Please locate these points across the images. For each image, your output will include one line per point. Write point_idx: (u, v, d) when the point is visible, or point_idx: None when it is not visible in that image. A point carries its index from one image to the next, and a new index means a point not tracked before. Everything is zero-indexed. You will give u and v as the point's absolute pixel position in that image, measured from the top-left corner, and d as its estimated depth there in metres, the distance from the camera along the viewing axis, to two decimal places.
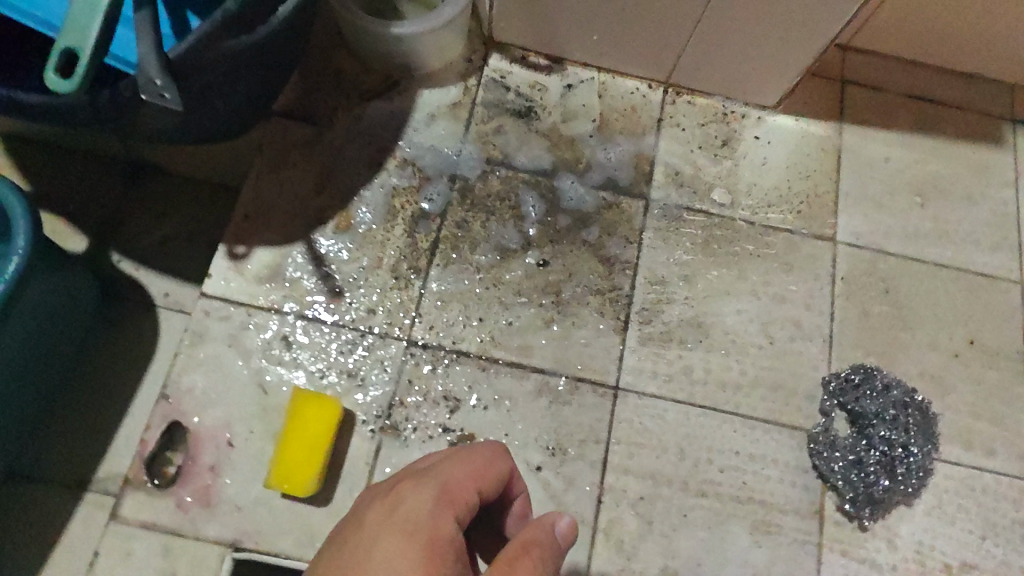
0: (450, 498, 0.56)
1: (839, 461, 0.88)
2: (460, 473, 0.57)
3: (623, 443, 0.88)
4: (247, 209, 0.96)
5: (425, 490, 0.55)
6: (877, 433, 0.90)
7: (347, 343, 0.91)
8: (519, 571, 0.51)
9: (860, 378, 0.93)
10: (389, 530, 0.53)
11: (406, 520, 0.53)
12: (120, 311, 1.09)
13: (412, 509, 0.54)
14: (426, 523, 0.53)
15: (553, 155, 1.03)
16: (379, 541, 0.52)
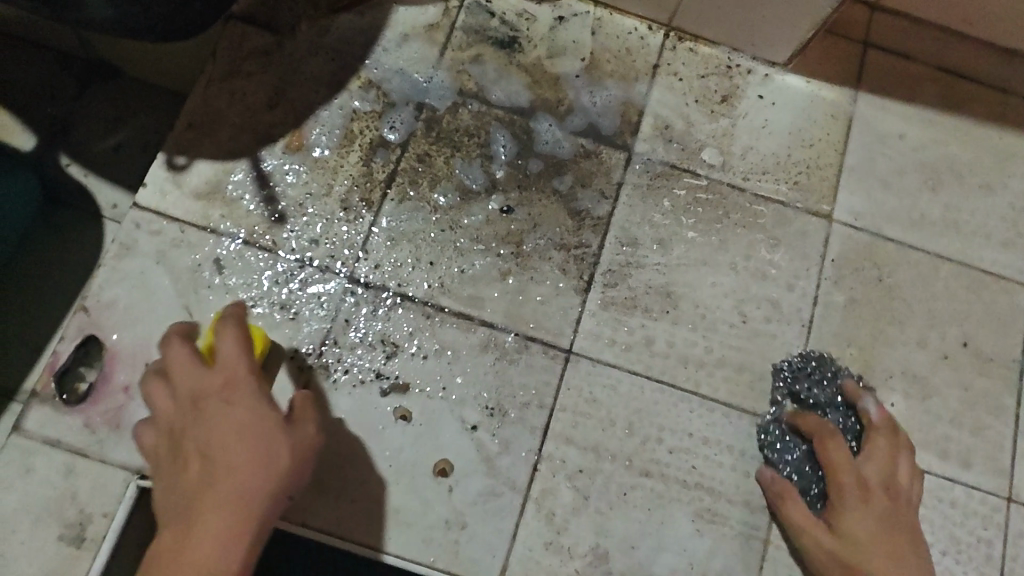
0: (231, 372, 0.65)
1: (790, 452, 0.83)
2: (231, 345, 0.66)
3: (569, 411, 0.82)
4: (193, 117, 0.88)
5: (235, 378, 0.64)
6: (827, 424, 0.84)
7: (285, 272, 0.84)
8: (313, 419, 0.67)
9: (814, 364, 0.86)
10: (220, 418, 0.61)
11: (221, 409, 0.62)
12: (64, 218, 1.03)
13: (200, 399, 0.63)
14: (246, 399, 0.63)
15: (533, 93, 0.93)
16: (202, 431, 0.61)
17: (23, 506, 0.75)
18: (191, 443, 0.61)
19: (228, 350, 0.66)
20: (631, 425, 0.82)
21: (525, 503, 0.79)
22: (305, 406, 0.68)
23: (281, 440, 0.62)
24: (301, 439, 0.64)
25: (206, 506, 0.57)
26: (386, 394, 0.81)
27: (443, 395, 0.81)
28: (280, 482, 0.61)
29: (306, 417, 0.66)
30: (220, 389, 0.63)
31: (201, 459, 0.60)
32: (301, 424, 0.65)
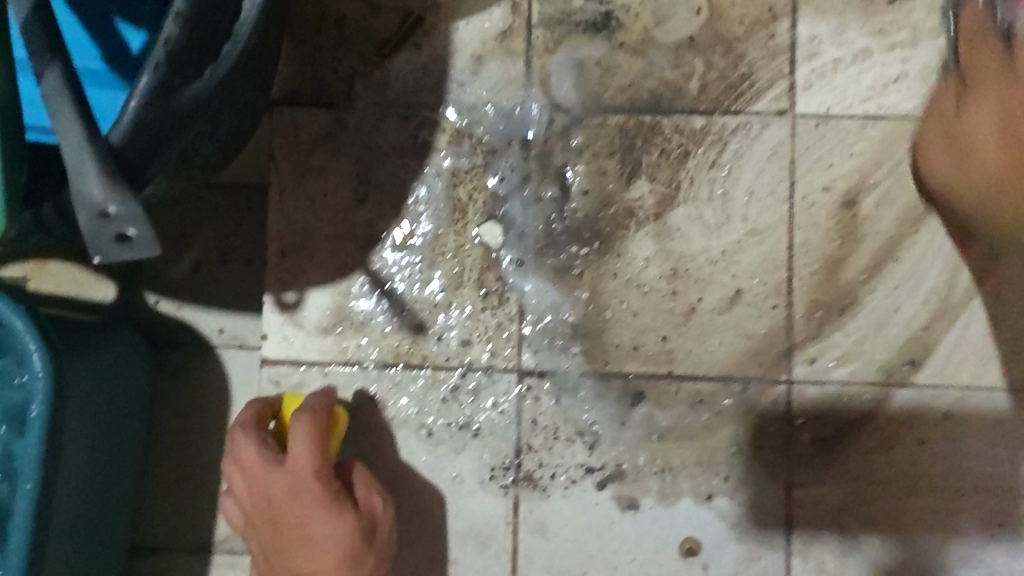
0: (286, 474, 0.67)
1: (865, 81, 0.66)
2: (301, 444, 0.66)
3: (804, 446, 0.73)
4: (283, 243, 0.76)
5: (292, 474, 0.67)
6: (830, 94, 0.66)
7: (449, 388, 0.74)
8: (313, 519, 0.68)
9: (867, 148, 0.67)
10: (300, 519, 0.68)
11: (299, 521, 0.68)
12: (180, 359, 0.96)
13: (276, 510, 0.68)
14: (298, 475, 0.67)
15: (652, 78, 0.75)
16: (300, 529, 0.68)
17: None
18: (282, 551, 0.69)
19: (298, 451, 0.67)
20: (882, 444, 0.72)
21: (791, 560, 0.72)
22: (362, 485, 0.70)
23: (342, 538, 0.67)
24: (381, 525, 0.70)
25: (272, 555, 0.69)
26: (601, 485, 0.74)
27: (665, 470, 0.73)
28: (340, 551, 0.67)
29: (366, 495, 0.70)
30: (276, 501, 0.67)
31: (268, 521, 0.69)
32: (356, 505, 0.69)
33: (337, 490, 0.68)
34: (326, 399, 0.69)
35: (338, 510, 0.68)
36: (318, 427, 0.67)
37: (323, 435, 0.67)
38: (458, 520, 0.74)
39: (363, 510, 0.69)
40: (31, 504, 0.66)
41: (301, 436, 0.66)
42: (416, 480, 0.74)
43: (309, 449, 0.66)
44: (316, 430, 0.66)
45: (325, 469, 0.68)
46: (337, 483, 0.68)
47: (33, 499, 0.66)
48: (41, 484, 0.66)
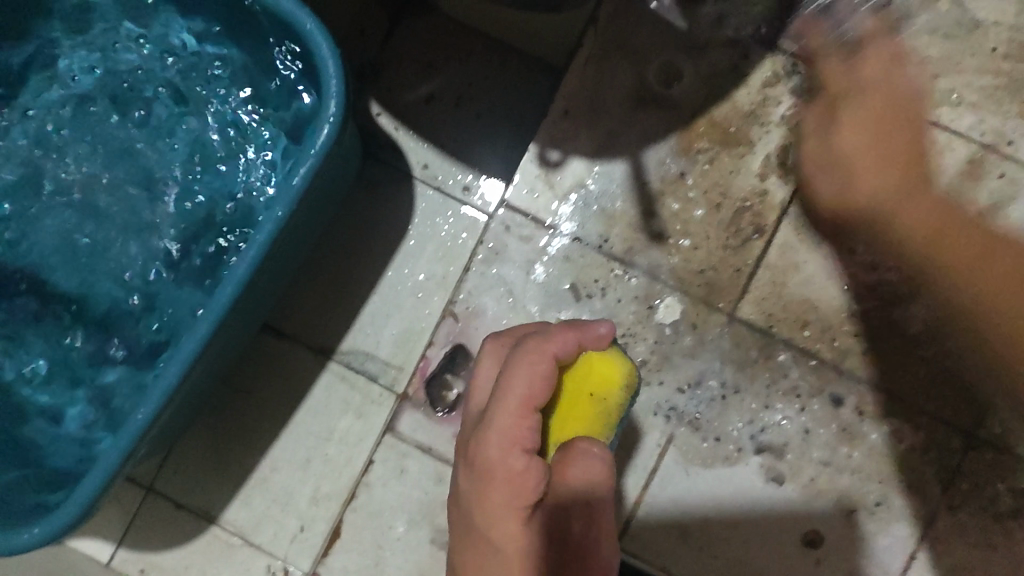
0: (520, 418, 0.55)
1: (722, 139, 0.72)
2: (523, 381, 0.55)
3: (959, 498, 0.73)
4: (569, 104, 0.77)
5: (479, 437, 0.55)
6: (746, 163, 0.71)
7: (661, 302, 0.76)
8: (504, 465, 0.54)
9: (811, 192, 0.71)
10: (503, 467, 0.54)
11: (496, 493, 0.55)
12: (379, 174, 0.98)
13: (477, 446, 0.56)
14: (518, 418, 0.55)
15: (976, 106, 0.75)
16: (471, 512, 0.57)
17: (399, 505, 0.76)
18: (486, 491, 0.55)
19: (521, 385, 0.55)
20: None
21: None
22: (566, 496, 0.55)
23: (512, 555, 0.54)
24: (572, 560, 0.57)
25: (472, 525, 0.56)
26: (758, 452, 0.75)
27: (822, 462, 0.74)
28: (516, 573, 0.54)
29: (570, 503, 0.56)
30: (483, 443, 0.55)
31: (474, 463, 0.56)
32: (541, 520, 0.55)
33: (528, 488, 0.54)
34: (571, 350, 0.56)
35: (515, 519, 0.54)
36: (542, 376, 0.55)
37: (537, 394, 0.55)
38: None
39: (553, 525, 0.55)
40: (275, 227, 0.69)
41: (524, 378, 0.55)
42: None
43: (515, 407, 0.55)
44: (537, 385, 0.55)
45: (524, 443, 0.55)
46: (539, 466, 0.55)
47: (278, 225, 0.69)
48: (289, 215, 0.69)
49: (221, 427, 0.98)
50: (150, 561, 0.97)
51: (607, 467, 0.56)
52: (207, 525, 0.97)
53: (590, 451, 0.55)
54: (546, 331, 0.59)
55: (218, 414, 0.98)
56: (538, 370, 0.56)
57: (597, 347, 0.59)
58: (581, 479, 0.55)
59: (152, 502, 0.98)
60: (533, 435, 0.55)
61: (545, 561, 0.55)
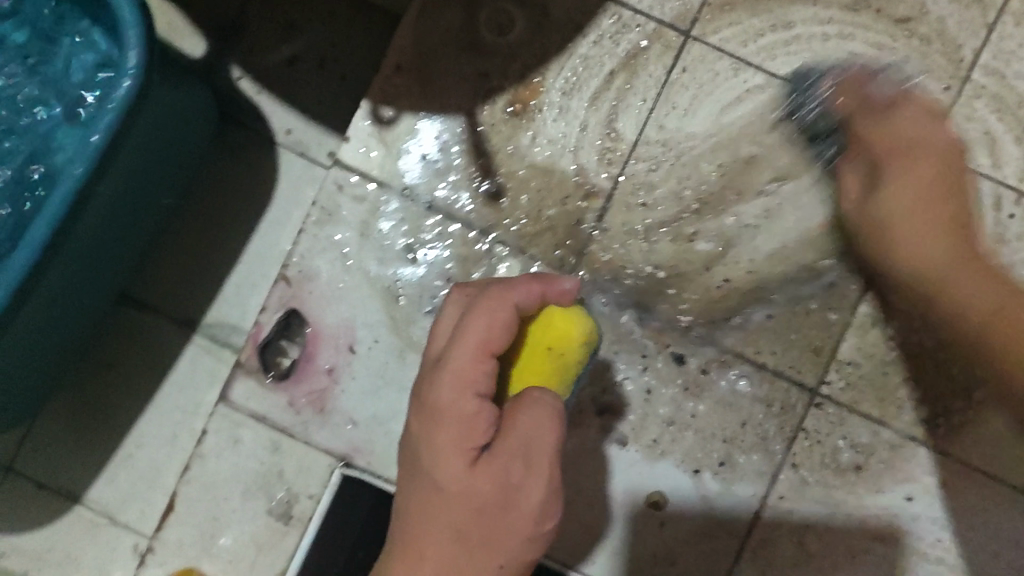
0: (472, 363, 0.55)
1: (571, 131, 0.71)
2: (476, 323, 0.56)
3: (802, 457, 0.72)
4: (401, 58, 0.73)
5: (433, 377, 0.55)
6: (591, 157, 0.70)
7: (500, 263, 0.73)
8: (454, 407, 0.55)
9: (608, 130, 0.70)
10: (453, 407, 0.55)
11: (445, 431, 0.54)
12: (239, 140, 0.94)
13: (431, 381, 0.56)
14: (470, 362, 0.55)
15: (818, 56, 0.73)
16: (416, 453, 0.56)
17: (234, 475, 0.74)
18: (436, 430, 0.55)
19: (475, 326, 0.56)
20: (874, 486, 0.72)
21: (742, 551, 0.72)
22: (513, 443, 0.53)
23: (455, 496, 0.53)
24: (513, 509, 0.53)
25: (419, 469, 0.56)
26: (599, 413, 0.73)
27: (664, 423, 0.73)
28: (456, 516, 0.54)
29: (517, 451, 0.54)
30: (435, 380, 0.56)
31: (425, 405, 0.56)
32: (485, 464, 0.53)
33: (478, 431, 0.54)
34: (531, 300, 0.57)
35: (462, 460, 0.54)
36: (497, 321, 0.56)
37: (493, 338, 0.55)
38: None
39: (498, 474, 0.54)
40: (74, 186, 0.68)
41: (479, 319, 0.56)
42: None
43: (469, 350, 0.55)
44: (488, 331, 0.56)
45: (476, 385, 0.55)
46: (490, 413, 0.55)
47: (76, 182, 0.68)
48: (90, 171, 0.68)
49: (83, 401, 0.95)
50: (11, 542, 0.94)
51: (556, 414, 0.55)
52: (71, 505, 0.94)
53: (540, 399, 0.55)
54: (511, 282, 0.59)
55: (81, 389, 0.96)
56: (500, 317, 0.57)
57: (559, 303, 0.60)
58: (530, 423, 0.54)
59: (12, 482, 0.95)
60: (486, 381, 0.56)
61: (491, 508, 0.53)
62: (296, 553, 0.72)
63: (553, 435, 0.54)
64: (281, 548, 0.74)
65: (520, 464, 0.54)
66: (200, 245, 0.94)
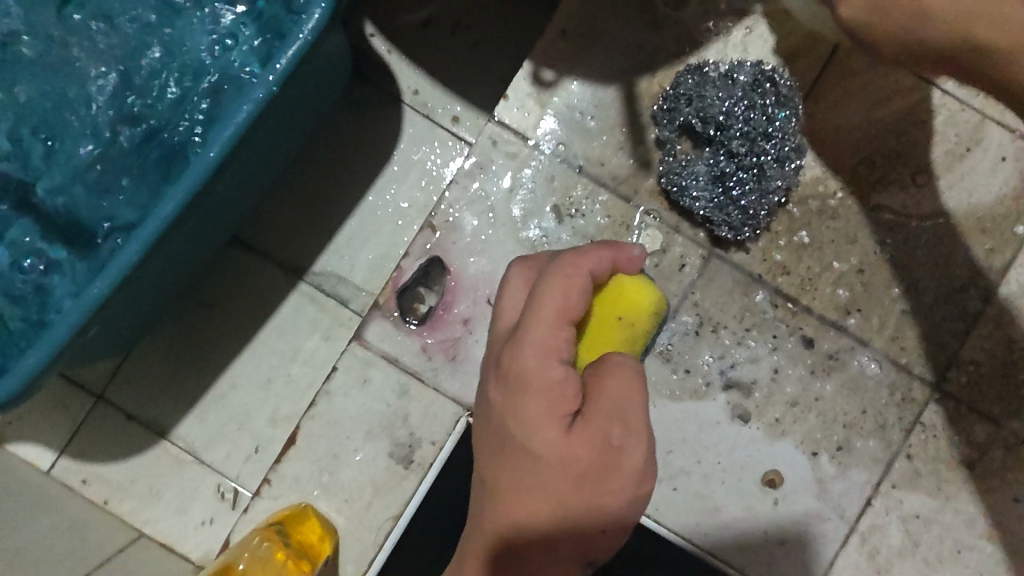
0: (552, 332, 0.52)
1: (715, 100, 0.72)
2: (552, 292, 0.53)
3: (917, 449, 0.74)
4: (567, 25, 0.76)
5: (515, 352, 0.52)
6: (733, 129, 0.73)
7: (644, 230, 0.75)
8: (539, 378, 0.52)
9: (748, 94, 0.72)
10: (539, 378, 0.52)
11: (533, 403, 0.52)
12: (366, 95, 0.96)
13: (509, 355, 0.53)
14: (550, 331, 0.52)
15: None
16: (506, 429, 0.53)
17: (359, 414, 0.75)
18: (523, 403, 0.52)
19: (554, 294, 0.53)
20: (985, 484, 0.74)
21: (851, 535, 0.74)
22: (603, 406, 0.51)
23: (556, 466, 0.51)
24: (614, 468, 0.51)
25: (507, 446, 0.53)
26: (725, 388, 0.74)
27: (787, 404, 0.74)
28: (558, 484, 0.51)
29: (609, 414, 0.52)
30: (514, 354, 0.53)
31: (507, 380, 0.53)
32: (581, 431, 0.51)
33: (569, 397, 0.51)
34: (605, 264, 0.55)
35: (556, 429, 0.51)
36: (576, 286, 0.53)
37: (573, 303, 0.53)
38: None
39: (594, 439, 0.51)
40: (254, 111, 0.67)
41: (556, 285, 0.53)
42: None
43: (550, 316, 0.53)
44: (567, 295, 0.53)
45: (559, 352, 0.52)
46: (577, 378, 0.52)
47: (258, 105, 0.68)
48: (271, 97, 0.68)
49: (180, 338, 0.95)
50: (93, 471, 0.94)
51: (638, 379, 0.53)
52: (158, 439, 0.94)
53: (620, 363, 0.53)
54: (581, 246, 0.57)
55: (178, 324, 0.95)
56: (574, 284, 0.54)
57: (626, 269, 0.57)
58: (618, 386, 0.52)
59: (100, 411, 0.95)
60: (568, 347, 0.53)
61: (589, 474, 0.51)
62: (416, 497, 0.72)
63: (642, 394, 0.52)
64: (399, 491, 0.74)
65: (613, 426, 0.52)
66: (318, 196, 0.95)
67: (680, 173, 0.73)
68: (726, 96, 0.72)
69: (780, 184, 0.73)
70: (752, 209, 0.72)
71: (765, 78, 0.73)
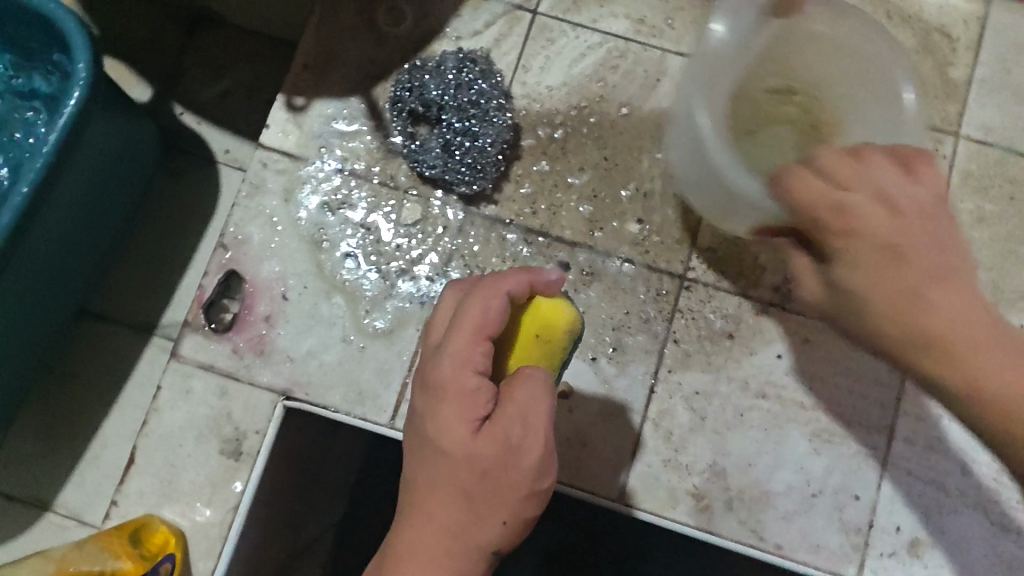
0: (468, 349, 0.57)
1: (426, 91, 0.88)
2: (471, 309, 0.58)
3: (681, 333, 0.83)
4: (308, 58, 0.90)
5: (434, 359, 0.57)
6: (448, 108, 0.87)
7: (405, 205, 0.87)
8: (452, 387, 0.57)
9: (455, 77, 0.88)
10: (453, 386, 0.57)
11: (444, 410, 0.57)
12: (183, 164, 1.09)
13: (429, 366, 0.58)
14: (467, 343, 0.57)
15: (639, 14, 0.91)
16: (421, 432, 0.58)
17: (187, 423, 0.82)
18: (436, 409, 0.57)
19: (472, 311, 0.58)
20: (747, 349, 0.83)
21: (644, 424, 0.81)
22: (512, 415, 0.56)
23: (461, 461, 0.56)
24: (517, 466, 0.56)
25: (421, 451, 0.58)
26: None
27: None
28: (462, 485, 0.56)
29: (515, 417, 0.56)
30: (433, 365, 0.58)
31: (426, 387, 0.58)
32: (489, 436, 0.56)
33: (479, 405, 0.56)
34: (521, 287, 0.60)
35: (465, 435, 0.56)
36: (491, 304, 0.58)
37: (489, 321, 0.57)
38: (377, 316, 0.84)
39: (499, 437, 0.56)
40: (38, 175, 0.80)
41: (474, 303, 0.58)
42: (354, 274, 0.85)
43: (468, 331, 0.57)
44: (483, 315, 0.58)
45: (474, 364, 0.57)
46: (490, 388, 0.57)
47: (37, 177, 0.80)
48: (50, 167, 0.81)
49: (48, 412, 1.03)
50: None
51: (548, 389, 0.58)
52: (40, 511, 0.99)
53: (535, 375, 0.58)
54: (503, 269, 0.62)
55: (45, 400, 1.03)
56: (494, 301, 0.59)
57: (545, 293, 0.63)
58: (527, 396, 0.57)
59: None
60: (484, 360, 0.58)
61: (493, 475, 0.56)
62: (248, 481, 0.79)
63: (549, 404, 0.57)
64: (232, 483, 0.81)
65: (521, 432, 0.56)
66: (156, 257, 1.06)
67: (416, 151, 0.86)
68: (437, 83, 0.88)
69: (496, 137, 0.86)
70: (477, 164, 0.85)
71: (465, 63, 0.88)
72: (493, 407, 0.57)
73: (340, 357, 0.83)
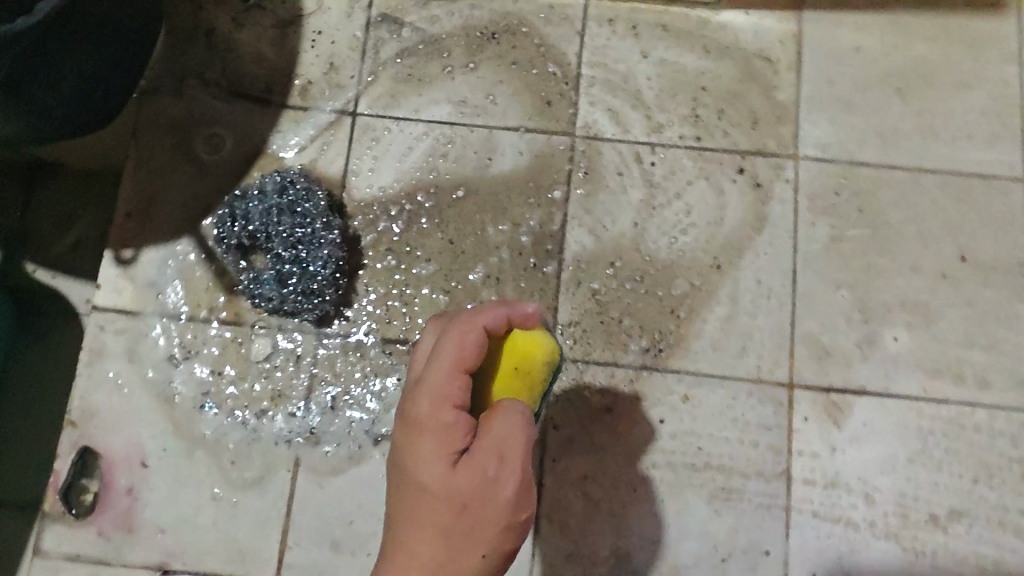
0: (445, 384, 0.53)
1: (250, 222, 0.84)
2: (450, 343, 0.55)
3: (560, 418, 0.80)
4: (129, 207, 0.86)
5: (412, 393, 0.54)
6: (274, 236, 0.83)
7: (255, 339, 0.83)
8: (429, 420, 0.53)
9: (277, 202, 0.84)
10: (428, 420, 0.53)
11: (420, 445, 0.52)
12: (42, 325, 1.04)
13: (408, 402, 0.55)
14: (442, 376, 0.54)
15: (460, 96, 0.89)
16: (399, 471, 0.54)
17: None
18: (412, 444, 0.53)
19: (450, 345, 0.55)
20: (629, 420, 0.80)
21: (538, 521, 0.78)
22: (489, 449, 0.51)
23: (438, 498, 0.51)
24: (495, 500, 0.51)
25: (397, 487, 0.53)
26: (376, 443, 0.80)
27: None
28: (437, 525, 0.51)
29: (491, 448, 0.51)
30: (410, 401, 0.54)
31: (403, 422, 0.54)
32: (465, 471, 0.51)
33: (455, 439, 0.52)
34: (496, 322, 0.56)
35: (441, 470, 0.51)
36: (468, 336, 0.55)
37: (465, 354, 0.54)
38: (244, 465, 0.80)
39: (475, 470, 0.51)
40: None
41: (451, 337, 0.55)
42: (215, 425, 0.81)
43: (445, 365, 0.54)
44: (460, 347, 0.54)
45: (452, 398, 0.53)
46: (467, 424, 0.53)
47: None
48: None
49: None
50: None
51: (526, 420, 0.53)
52: None
53: (511, 406, 0.53)
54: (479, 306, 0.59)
55: None
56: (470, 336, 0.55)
57: (523, 327, 0.59)
58: (504, 430, 0.52)
59: None
60: (463, 395, 0.54)
61: (472, 514, 0.50)
62: None
63: (527, 436, 0.52)
64: None
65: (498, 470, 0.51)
66: (27, 429, 1.01)
67: (251, 286, 0.83)
68: (260, 212, 0.84)
69: (327, 259, 0.83)
70: (312, 290, 0.82)
71: (286, 186, 0.85)
72: (472, 441, 0.52)
73: (213, 516, 0.79)
